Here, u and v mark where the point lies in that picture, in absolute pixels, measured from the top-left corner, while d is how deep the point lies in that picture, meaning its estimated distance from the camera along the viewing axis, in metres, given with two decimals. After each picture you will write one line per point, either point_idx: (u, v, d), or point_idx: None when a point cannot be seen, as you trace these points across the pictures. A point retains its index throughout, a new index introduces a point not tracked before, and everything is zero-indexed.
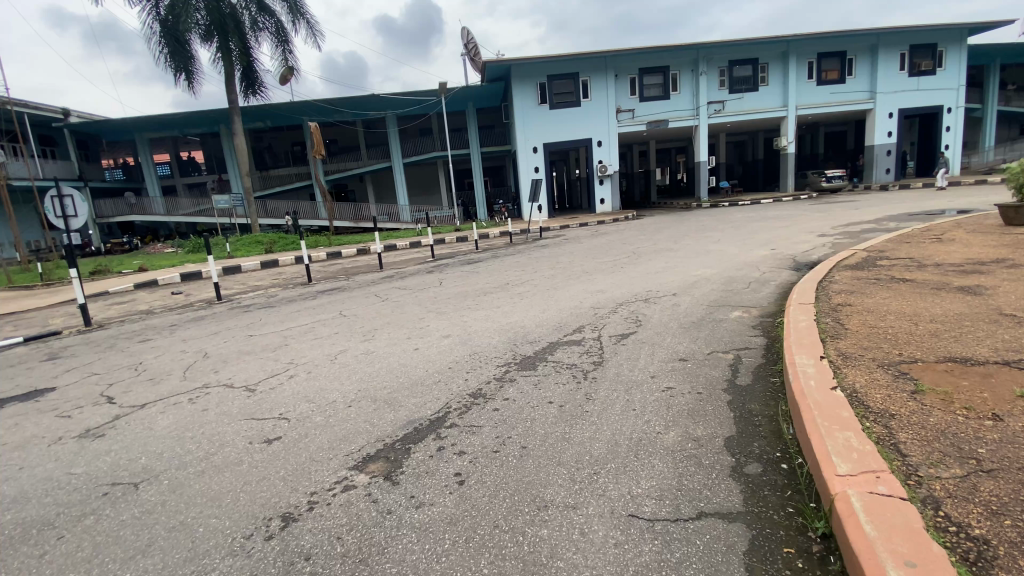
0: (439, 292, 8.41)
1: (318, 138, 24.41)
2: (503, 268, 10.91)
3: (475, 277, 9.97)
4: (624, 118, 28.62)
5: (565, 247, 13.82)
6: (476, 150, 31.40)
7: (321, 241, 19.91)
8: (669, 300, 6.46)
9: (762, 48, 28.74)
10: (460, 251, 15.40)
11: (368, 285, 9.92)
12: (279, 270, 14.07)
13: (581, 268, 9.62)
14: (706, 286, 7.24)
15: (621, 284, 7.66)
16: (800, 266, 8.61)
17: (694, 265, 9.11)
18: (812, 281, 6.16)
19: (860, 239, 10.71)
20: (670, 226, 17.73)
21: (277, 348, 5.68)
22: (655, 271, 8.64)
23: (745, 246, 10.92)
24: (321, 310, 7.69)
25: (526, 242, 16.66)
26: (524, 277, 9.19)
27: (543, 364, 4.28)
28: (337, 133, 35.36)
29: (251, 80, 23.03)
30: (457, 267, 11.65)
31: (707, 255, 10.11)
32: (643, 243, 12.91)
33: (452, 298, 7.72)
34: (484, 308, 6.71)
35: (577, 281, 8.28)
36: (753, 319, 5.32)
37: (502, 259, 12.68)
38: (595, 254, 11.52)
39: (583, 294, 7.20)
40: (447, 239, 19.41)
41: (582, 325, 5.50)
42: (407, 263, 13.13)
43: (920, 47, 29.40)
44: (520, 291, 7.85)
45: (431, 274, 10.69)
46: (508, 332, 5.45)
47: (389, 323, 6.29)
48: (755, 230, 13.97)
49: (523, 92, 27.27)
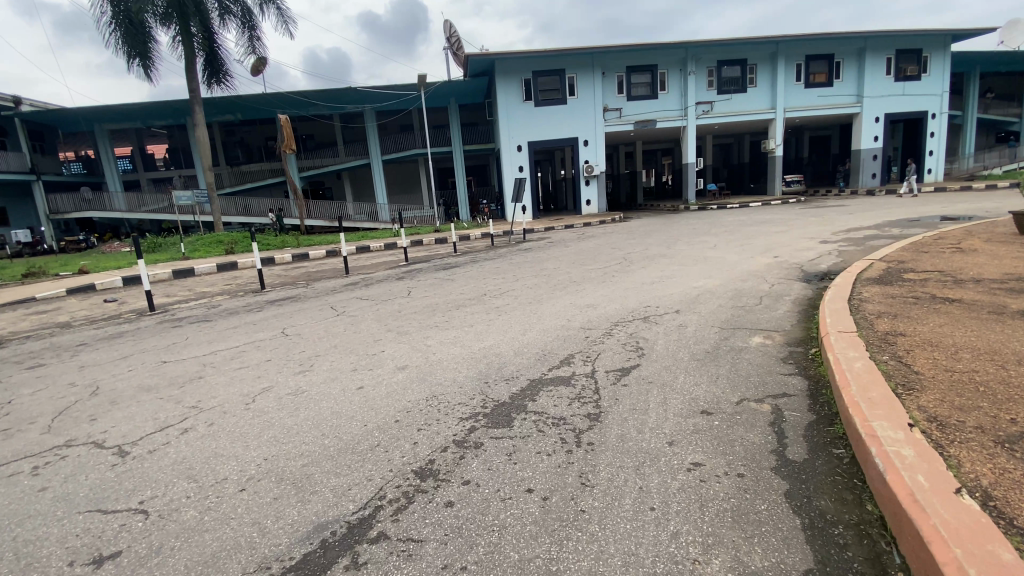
0: (405, 304, 7.31)
1: (288, 132, 22.97)
2: (481, 274, 9.85)
3: (449, 285, 8.90)
4: (611, 117, 27.73)
5: (550, 251, 12.80)
6: (458, 148, 30.24)
7: (288, 241, 18.59)
8: (672, 320, 5.47)
9: (750, 49, 28.15)
10: (437, 254, 14.30)
11: (327, 293, 8.77)
12: (235, 274, 12.79)
13: (568, 276, 8.61)
14: (712, 302, 6.28)
15: (613, 298, 6.64)
16: (809, 278, 7.74)
17: (693, 274, 8.18)
18: (839, 299, 5.21)
19: (867, 246, 9.94)
20: (660, 229, 16.85)
21: (186, 383, 4.54)
22: (650, 282, 7.67)
23: (745, 253, 10.04)
24: (263, 326, 6.53)
25: (508, 244, 15.64)
26: (503, 286, 8.14)
27: (521, 417, 3.20)
28: (313, 129, 33.88)
29: (214, 68, 21.64)
30: (431, 273, 10.56)
31: (705, 263, 9.20)
32: (633, 247, 11.98)
33: (418, 312, 6.62)
34: (452, 328, 5.63)
35: (563, 293, 7.27)
36: (780, 349, 4.33)
37: (482, 263, 11.63)
38: (581, 260, 10.54)
39: (570, 310, 6.17)
40: (424, 241, 18.27)
41: (570, 354, 4.45)
42: (377, 267, 11.99)
43: (907, 51, 29.13)
44: (496, 304, 6.79)
45: (399, 281, 9.57)
46: (477, 363, 4.38)
47: (336, 348, 5.16)
48: (751, 234, 13.16)
49: (507, 88, 26.18)
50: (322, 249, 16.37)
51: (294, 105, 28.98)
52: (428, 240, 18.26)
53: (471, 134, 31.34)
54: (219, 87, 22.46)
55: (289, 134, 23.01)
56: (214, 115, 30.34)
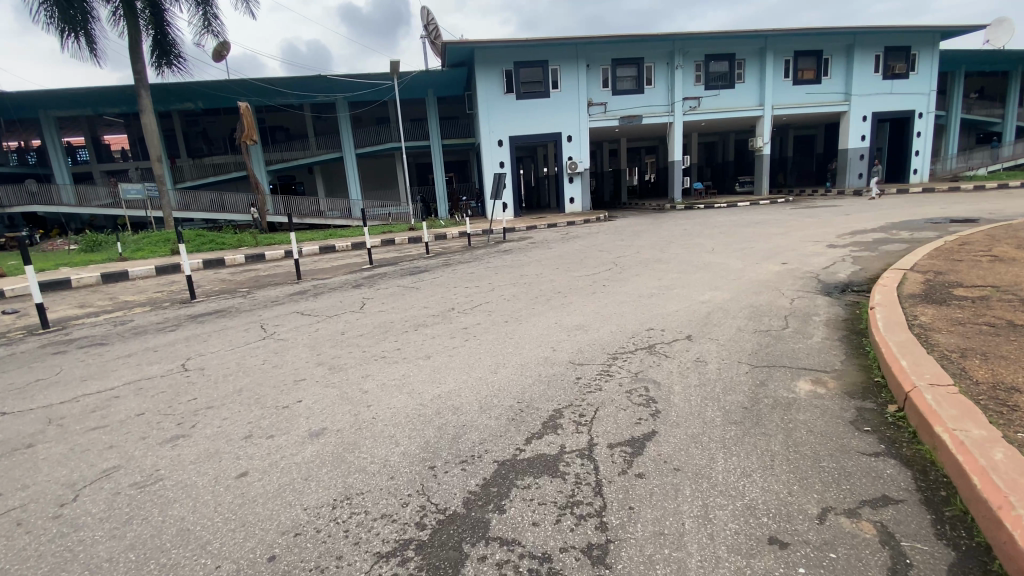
0: (353, 321, 5.97)
1: (249, 121, 21.18)
2: (452, 282, 8.57)
3: (413, 295, 7.61)
4: (596, 111, 26.55)
5: (532, 253, 11.59)
6: (435, 141, 28.77)
7: (246, 240, 17.01)
8: (685, 350, 4.28)
9: (738, 44, 27.28)
10: (406, 256, 12.96)
11: (265, 306, 7.37)
12: (173, 279, 11.23)
13: (552, 286, 7.38)
14: (729, 323, 5.10)
15: (606, 318, 5.40)
16: (830, 291, 6.66)
17: (697, 285, 7.04)
18: (898, 328, 4.07)
19: (881, 252, 8.97)
20: (648, 229, 15.72)
21: (2, 455, 3.14)
22: (647, 295, 6.49)
23: (749, 259, 8.92)
24: (164, 356, 5.12)
25: (486, 245, 14.35)
26: (474, 298, 6.88)
27: (478, 558, 1.96)
28: (284, 119, 32.05)
29: (165, 49, 19.70)
30: (394, 279, 9.21)
31: (708, 271, 8.04)
32: (623, 250, 10.80)
33: (366, 334, 5.31)
34: (402, 361, 4.33)
35: (545, 308, 6.05)
36: (844, 405, 3.13)
37: (454, 267, 10.33)
38: (566, 265, 9.30)
39: (555, 334, 4.93)
40: (396, 240, 16.86)
41: (556, 412, 3.18)
42: (335, 271, 10.62)
43: (895, 49, 28.60)
44: (462, 324, 5.50)
45: (354, 290, 8.20)
46: (420, 425, 3.09)
47: (240, 396, 3.85)
48: (748, 236, 12.10)
49: (486, 79, 24.80)
50: (280, 250, 14.87)
51: (261, 93, 27.16)
52: (400, 240, 16.87)
53: (450, 127, 29.86)
54: (171, 71, 20.53)
55: (250, 123, 21.20)
56: (173, 103, 28.35)
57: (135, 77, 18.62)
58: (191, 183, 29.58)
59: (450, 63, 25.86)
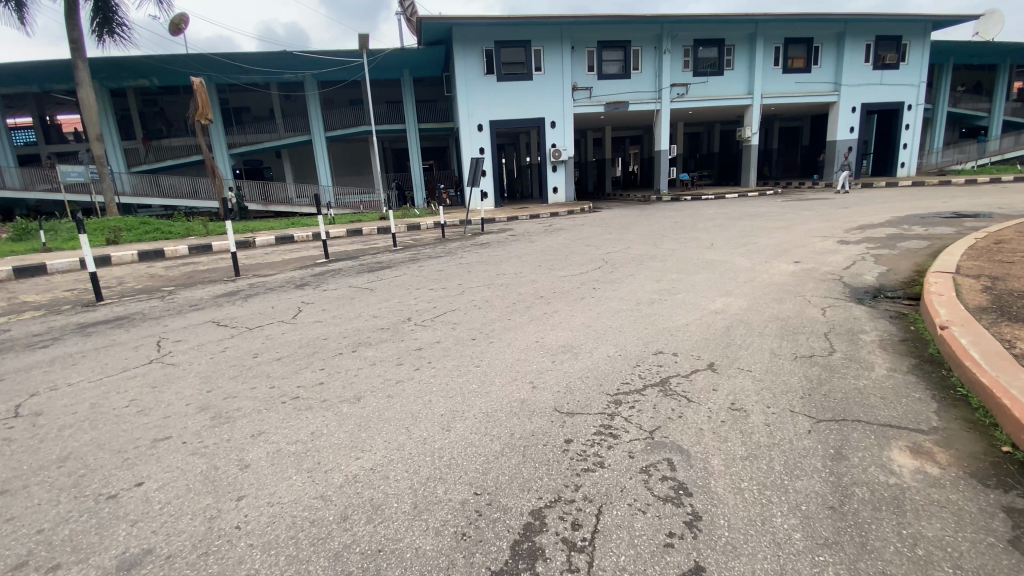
0: (279, 337, 4.65)
1: (204, 98, 19.10)
2: (416, 280, 7.32)
3: (367, 296, 6.31)
4: (581, 97, 25.26)
5: (511, 247, 10.38)
6: (412, 125, 27.12)
7: (196, 229, 15.37)
8: (714, 389, 3.12)
9: (728, 28, 26.16)
10: (372, 248, 11.63)
11: (180, 312, 5.99)
12: (97, 274, 9.69)
13: (535, 289, 6.17)
14: (762, 345, 3.96)
15: (601, 336, 4.21)
16: (862, 299, 5.59)
17: (706, 289, 5.90)
18: (1005, 368, 2.96)
19: (901, 250, 8.02)
20: (636, 221, 14.60)
21: None
22: (649, 302, 5.32)
23: (757, 256, 7.83)
24: (4, 391, 3.75)
25: (461, 237, 13.06)
26: (438, 304, 5.64)
27: None
28: (249, 100, 29.97)
29: (106, 15, 17.59)
30: (349, 276, 7.88)
31: (713, 270, 6.92)
32: (613, 244, 9.64)
33: (285, 359, 4.02)
34: (318, 409, 3.07)
35: (525, 320, 4.84)
36: (985, 509, 2.03)
37: (423, 262, 9.05)
38: (549, 262, 8.08)
39: (537, 359, 3.74)
40: (363, 230, 15.44)
41: (536, 517, 1.99)
42: (285, 266, 9.24)
43: (886, 38, 27.89)
44: (415, 342, 4.25)
45: (298, 291, 6.86)
46: (304, 557, 1.84)
47: (61, 473, 2.55)
48: (745, 229, 11.09)
49: (465, 59, 23.25)
50: (232, 241, 13.35)
51: (221, 70, 25.09)
52: (369, 230, 15.48)
53: (428, 110, 28.23)
54: (115, 40, 18.39)
55: (204, 100, 19.21)
56: (125, 79, 26.08)
57: (70, 45, 16.55)
58: (146, 167, 27.44)
59: (427, 41, 24.20)
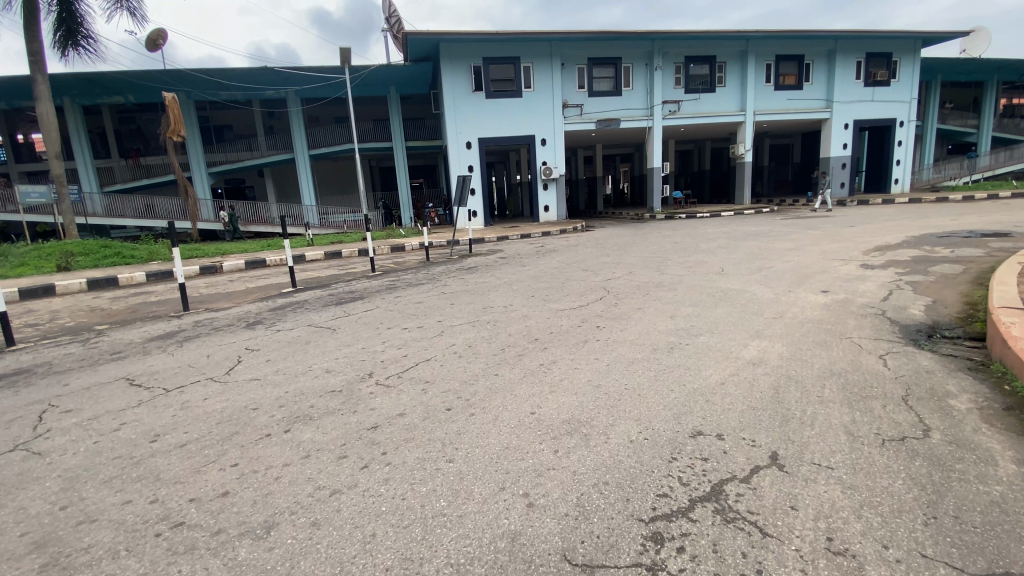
0: (197, 406, 3.62)
1: (177, 114, 18.08)
2: (391, 314, 6.31)
3: (329, 337, 5.27)
4: (571, 114, 24.67)
5: (501, 272, 9.45)
6: (398, 142, 26.33)
7: (161, 253, 14.30)
8: (793, 510, 2.15)
9: (719, 45, 25.83)
10: (350, 273, 10.64)
11: (96, 363, 4.95)
12: (33, 309, 8.61)
13: (528, 328, 5.19)
14: (830, 419, 3.00)
15: (615, 403, 3.21)
16: (918, 340, 4.67)
17: (729, 328, 4.95)
18: None
19: (936, 275, 7.19)
20: (633, 241, 13.78)
21: None
22: (667, 348, 4.35)
23: (777, 284, 6.93)
24: None
25: (446, 260, 12.08)
26: (409, 349, 4.63)
27: None
28: (231, 117, 29.07)
29: (70, 27, 16.71)
30: (314, 309, 6.87)
31: (734, 303, 6.00)
32: (613, 269, 8.73)
33: (189, 448, 2.98)
34: (202, 554, 2.04)
35: (517, 377, 3.80)
36: None
37: (401, 290, 8.04)
38: (543, 291, 7.12)
39: (531, 445, 2.73)
40: (343, 252, 14.42)
41: None
42: (246, 298, 8.22)
43: (876, 55, 27.78)
44: (368, 415, 3.22)
45: (247, 331, 5.81)
46: None
47: None
48: (755, 249, 10.23)
49: (452, 75, 22.58)
50: (197, 266, 12.29)
51: (199, 86, 24.21)
52: (348, 252, 14.48)
53: (415, 128, 27.53)
54: (82, 54, 17.49)
55: (177, 116, 18.26)
56: (99, 96, 25.12)
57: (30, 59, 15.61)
58: (120, 186, 26.33)
59: (413, 57, 23.54)
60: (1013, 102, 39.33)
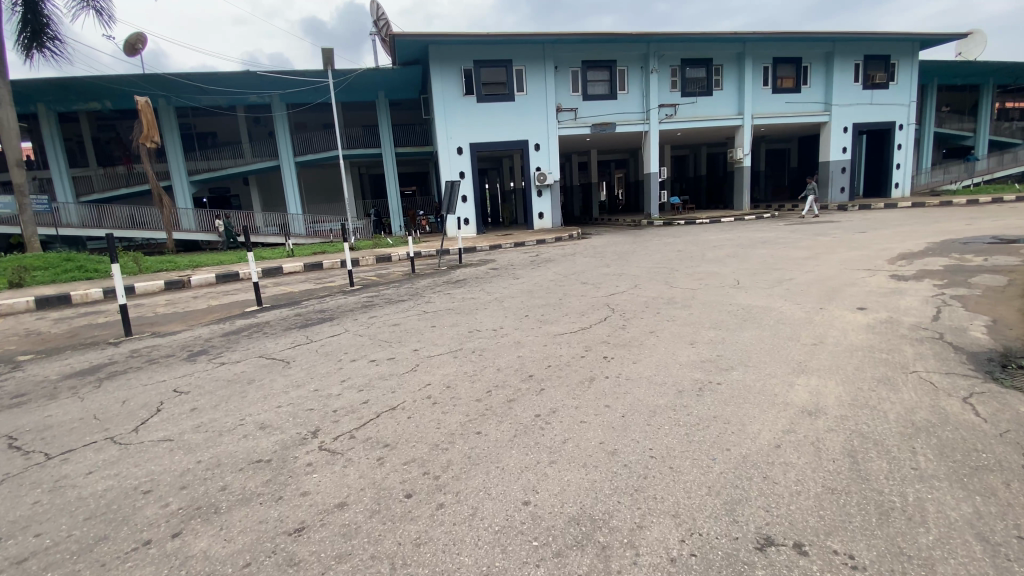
0: (71, 488, 2.70)
1: (149, 118, 17.12)
2: (360, 339, 5.37)
3: (277, 373, 4.32)
4: (565, 118, 23.88)
5: (491, 285, 8.58)
6: (387, 148, 25.48)
7: (128, 267, 13.32)
8: None
9: (715, 47, 25.19)
10: (327, 287, 9.74)
11: None
12: None
13: (519, 358, 4.29)
14: (944, 516, 2.13)
15: (641, 486, 2.33)
16: (995, 373, 3.78)
17: (766, 359, 4.07)
18: None
19: (981, 287, 6.36)
20: (633, 250, 12.95)
21: None
22: (696, 390, 3.47)
23: (803, 300, 6.10)
24: None
25: (433, 272, 11.19)
26: (372, 392, 3.72)
27: None
28: (214, 124, 28.16)
29: (36, 27, 15.80)
30: (275, 333, 5.93)
31: (760, 323, 5.13)
32: (615, 282, 7.88)
33: (23, 569, 2.07)
34: None
35: (508, 438, 2.86)
36: None
37: (379, 307, 7.13)
38: (538, 310, 6.23)
39: (523, 571, 1.84)
40: (324, 264, 13.51)
41: None
42: (204, 319, 7.28)
43: (875, 58, 27.30)
44: (296, 511, 2.30)
45: (186, 363, 4.89)
46: None
47: None
48: (768, 259, 9.40)
49: (442, 79, 21.79)
50: (162, 280, 11.36)
51: (178, 91, 23.28)
52: (330, 263, 13.57)
53: (404, 134, 26.68)
54: (49, 55, 16.54)
55: (150, 121, 17.31)
56: (75, 103, 24.17)
57: None
58: (98, 196, 25.31)
59: (402, 60, 22.74)
60: (1008, 105, 39.12)
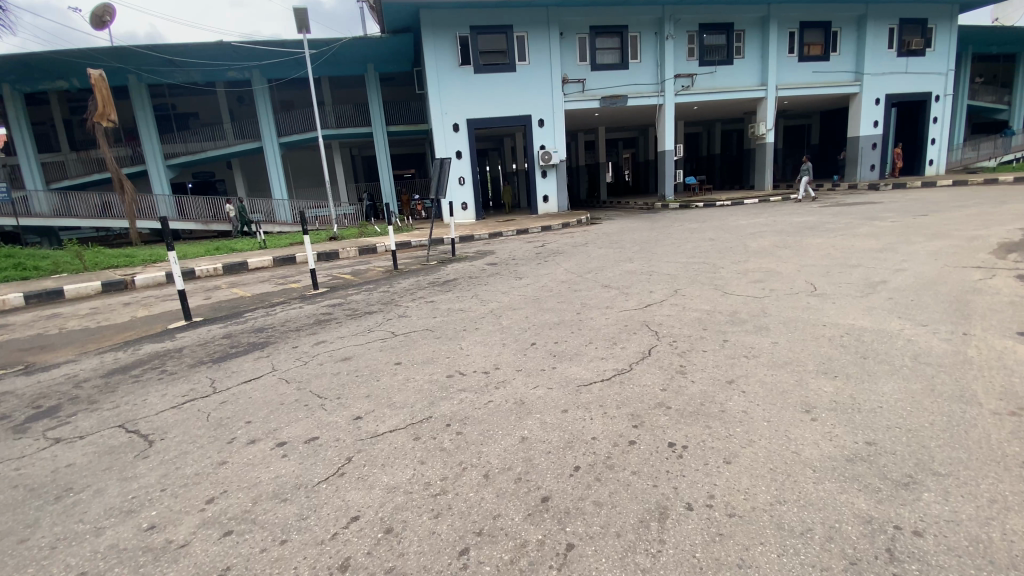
0: None
1: (103, 91, 15.18)
2: (284, 389, 3.54)
3: (115, 480, 2.55)
4: (572, 91, 21.71)
5: (487, 288, 6.81)
6: (378, 126, 23.39)
7: (74, 264, 11.58)
8: None
9: (737, 11, 22.84)
10: (290, 289, 7.99)
11: None
12: None
13: (524, 445, 2.52)
14: None
15: None
16: None
17: (963, 459, 2.28)
18: None
19: None
20: (655, 237, 11.14)
21: None
22: (882, 564, 1.70)
23: (927, 318, 4.30)
24: None
25: (420, 268, 9.38)
26: (242, 545, 1.98)
27: None
28: (193, 103, 26.15)
29: None
30: (173, 374, 4.15)
31: (897, 367, 3.30)
32: (648, 286, 6.08)
33: None
34: None
35: None
36: None
37: (336, 324, 5.33)
38: (550, 332, 4.45)
39: None
40: (298, 257, 11.74)
41: None
42: (107, 343, 5.52)
43: (910, 22, 24.91)
44: None
45: (4, 441, 3.15)
46: None
47: None
48: (832, 251, 7.54)
49: (435, 47, 19.67)
50: (101, 280, 9.58)
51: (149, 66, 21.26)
52: (304, 256, 11.79)
53: (397, 111, 24.64)
54: None
55: (104, 96, 15.41)
56: (40, 81, 22.17)
57: None
58: (69, 182, 23.46)
59: (391, 28, 20.57)
60: None
